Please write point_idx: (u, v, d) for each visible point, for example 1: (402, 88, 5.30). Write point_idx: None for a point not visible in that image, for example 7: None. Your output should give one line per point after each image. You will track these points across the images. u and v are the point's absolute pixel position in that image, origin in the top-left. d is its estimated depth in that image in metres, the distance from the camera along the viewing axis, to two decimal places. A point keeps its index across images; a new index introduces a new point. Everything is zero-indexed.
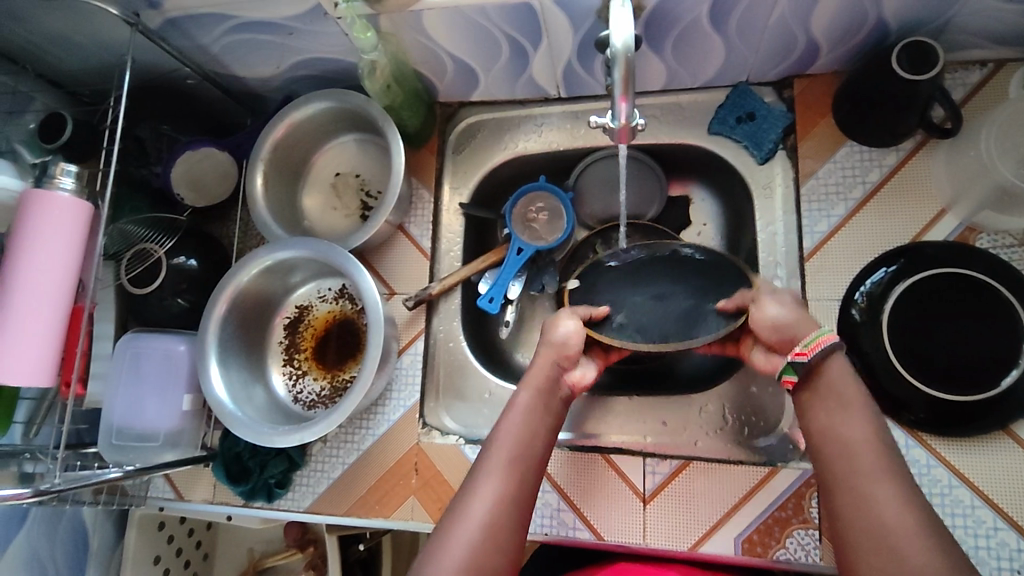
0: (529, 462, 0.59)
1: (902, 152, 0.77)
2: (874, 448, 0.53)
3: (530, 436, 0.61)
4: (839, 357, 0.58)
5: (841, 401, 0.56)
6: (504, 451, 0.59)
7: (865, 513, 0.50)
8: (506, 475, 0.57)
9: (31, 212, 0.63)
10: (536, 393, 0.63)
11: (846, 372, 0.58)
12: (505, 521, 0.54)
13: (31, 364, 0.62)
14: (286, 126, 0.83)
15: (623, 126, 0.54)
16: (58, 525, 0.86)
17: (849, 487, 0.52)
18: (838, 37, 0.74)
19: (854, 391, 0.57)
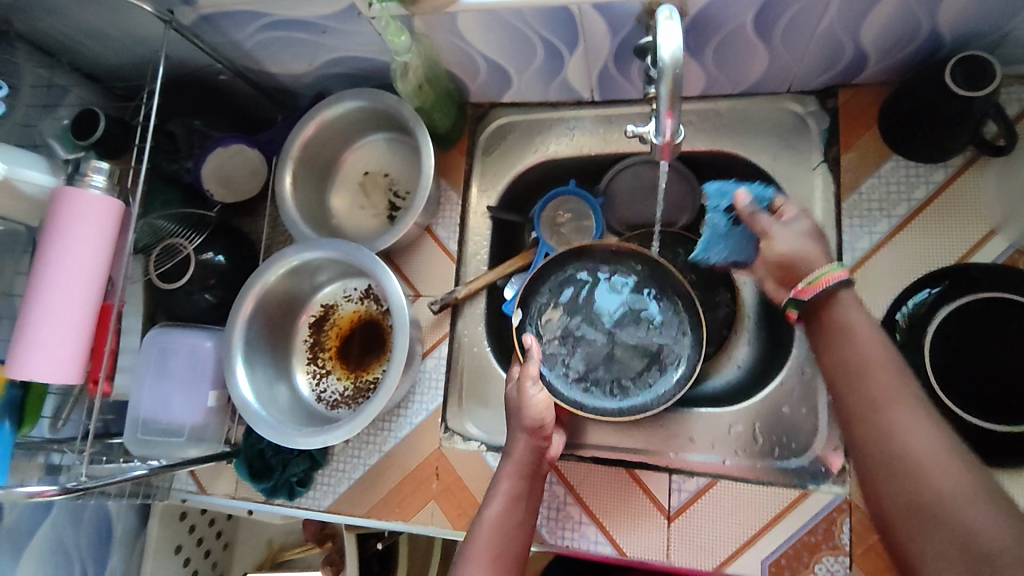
0: (510, 549, 0.63)
1: (949, 169, 0.74)
2: (892, 372, 0.52)
3: (510, 524, 0.65)
4: (846, 296, 0.58)
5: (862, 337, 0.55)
6: (488, 542, 0.62)
7: (895, 427, 0.48)
8: (491, 565, 0.60)
9: (62, 209, 0.62)
10: (508, 496, 0.67)
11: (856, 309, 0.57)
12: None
13: (61, 362, 0.62)
14: (317, 124, 0.82)
15: (666, 142, 0.51)
16: (84, 513, 0.88)
17: (866, 400, 0.51)
18: (888, 48, 0.71)
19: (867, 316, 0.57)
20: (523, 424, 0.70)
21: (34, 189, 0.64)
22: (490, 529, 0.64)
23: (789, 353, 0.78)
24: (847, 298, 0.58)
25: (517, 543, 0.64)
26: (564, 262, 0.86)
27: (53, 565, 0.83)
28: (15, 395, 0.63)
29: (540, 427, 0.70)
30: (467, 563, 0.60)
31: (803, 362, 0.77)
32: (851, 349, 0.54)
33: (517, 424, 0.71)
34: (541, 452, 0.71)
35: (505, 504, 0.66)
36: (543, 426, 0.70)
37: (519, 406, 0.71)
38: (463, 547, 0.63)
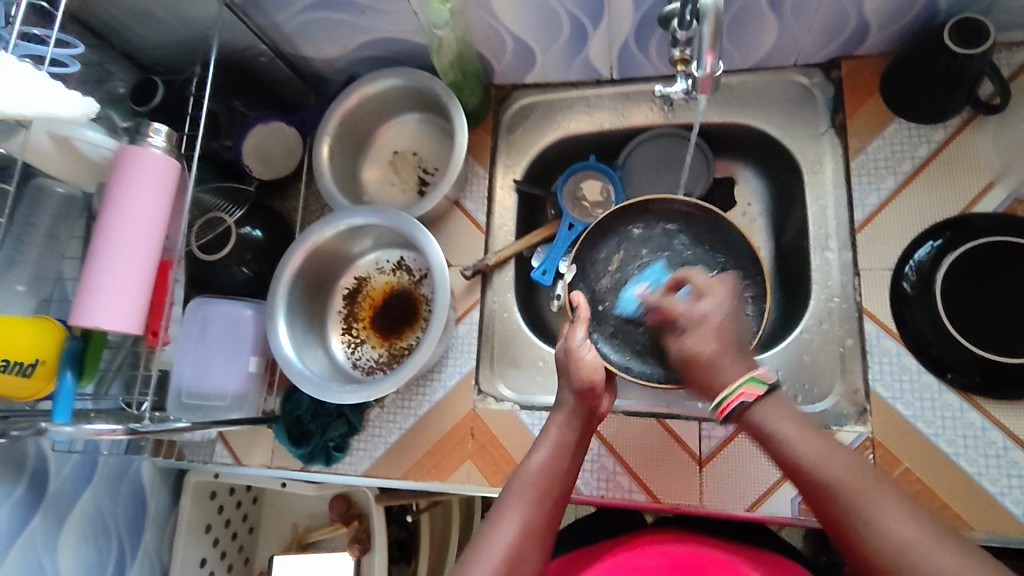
0: (552, 494, 0.64)
1: (949, 129, 0.80)
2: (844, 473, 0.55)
3: (555, 471, 0.66)
4: (762, 406, 0.62)
5: (802, 455, 0.58)
6: (530, 486, 0.64)
7: (878, 536, 0.51)
8: (534, 504, 0.62)
9: (127, 166, 0.66)
10: (553, 449, 0.67)
11: (774, 407, 0.62)
12: (528, 544, 0.59)
13: (126, 312, 0.65)
14: (354, 100, 0.88)
15: (707, 76, 0.58)
16: (121, 485, 0.88)
17: (839, 511, 0.54)
18: (888, 17, 0.77)
19: (797, 419, 0.61)
20: (572, 384, 0.70)
21: (95, 152, 0.68)
22: (530, 474, 0.65)
23: (806, 306, 0.84)
24: (765, 420, 0.61)
25: (561, 491, 0.65)
26: (630, 216, 0.87)
27: (93, 535, 0.83)
28: (75, 345, 0.67)
29: (590, 390, 0.70)
30: (510, 498, 0.63)
31: (820, 312, 0.82)
32: (805, 450, 0.58)
33: (567, 383, 0.72)
34: (590, 412, 0.71)
35: (551, 453, 0.67)
36: (593, 390, 0.70)
37: (570, 364, 0.71)
38: (507, 488, 0.65)
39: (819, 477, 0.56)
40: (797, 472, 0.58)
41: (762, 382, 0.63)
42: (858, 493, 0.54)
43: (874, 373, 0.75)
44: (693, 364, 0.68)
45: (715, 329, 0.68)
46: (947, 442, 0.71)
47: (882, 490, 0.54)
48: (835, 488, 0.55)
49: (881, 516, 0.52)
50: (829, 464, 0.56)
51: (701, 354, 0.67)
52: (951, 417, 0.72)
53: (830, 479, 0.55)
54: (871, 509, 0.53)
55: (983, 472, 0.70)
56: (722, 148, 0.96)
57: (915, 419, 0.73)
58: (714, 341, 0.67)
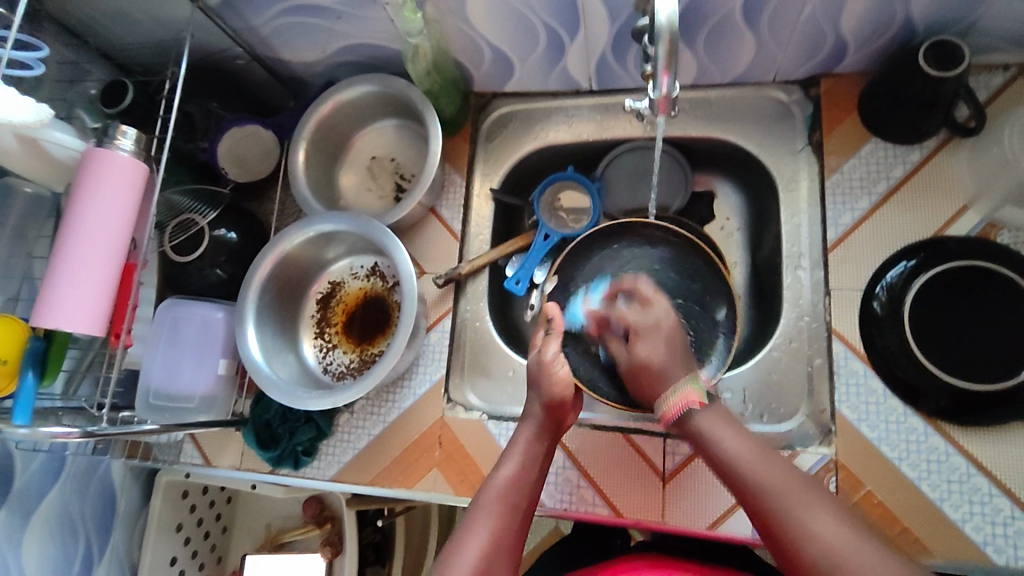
0: (518, 505, 0.64)
1: (925, 150, 0.79)
2: (773, 473, 0.58)
3: (524, 484, 0.65)
4: (696, 412, 0.65)
5: (735, 457, 0.60)
6: (498, 498, 0.63)
7: (805, 534, 0.53)
8: (501, 516, 0.62)
9: (94, 168, 0.66)
10: (521, 460, 0.67)
11: (704, 414, 0.65)
12: (498, 556, 0.59)
13: (87, 314, 0.65)
14: (331, 105, 0.88)
15: (663, 96, 0.59)
16: (90, 483, 0.88)
17: (767, 507, 0.56)
18: (865, 36, 0.77)
19: (731, 425, 0.63)
20: (542, 397, 0.71)
21: (65, 154, 0.69)
22: (499, 485, 0.65)
23: (777, 324, 0.83)
24: (704, 423, 0.64)
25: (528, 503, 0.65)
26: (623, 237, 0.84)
27: (60, 533, 0.83)
28: (38, 346, 0.66)
29: (560, 403, 0.70)
30: (479, 510, 0.62)
31: (790, 330, 0.81)
32: (736, 455, 0.60)
33: (535, 394, 0.72)
34: (558, 424, 0.72)
35: (517, 464, 0.67)
36: (563, 403, 0.70)
37: (541, 378, 0.72)
38: (475, 500, 0.64)
39: (749, 480, 0.58)
40: (728, 472, 0.60)
41: (704, 392, 0.66)
42: (786, 494, 0.56)
43: (840, 395, 0.75)
44: (643, 373, 0.70)
45: (664, 336, 0.71)
46: (910, 466, 0.71)
47: (805, 494, 0.55)
48: (763, 489, 0.57)
49: (803, 516, 0.54)
50: (759, 470, 0.58)
51: (649, 360, 0.69)
52: (915, 441, 0.71)
53: (760, 480, 0.57)
54: (797, 508, 0.54)
55: (945, 498, 0.69)
56: (701, 162, 0.95)
57: (879, 442, 0.72)
58: (663, 348, 0.70)
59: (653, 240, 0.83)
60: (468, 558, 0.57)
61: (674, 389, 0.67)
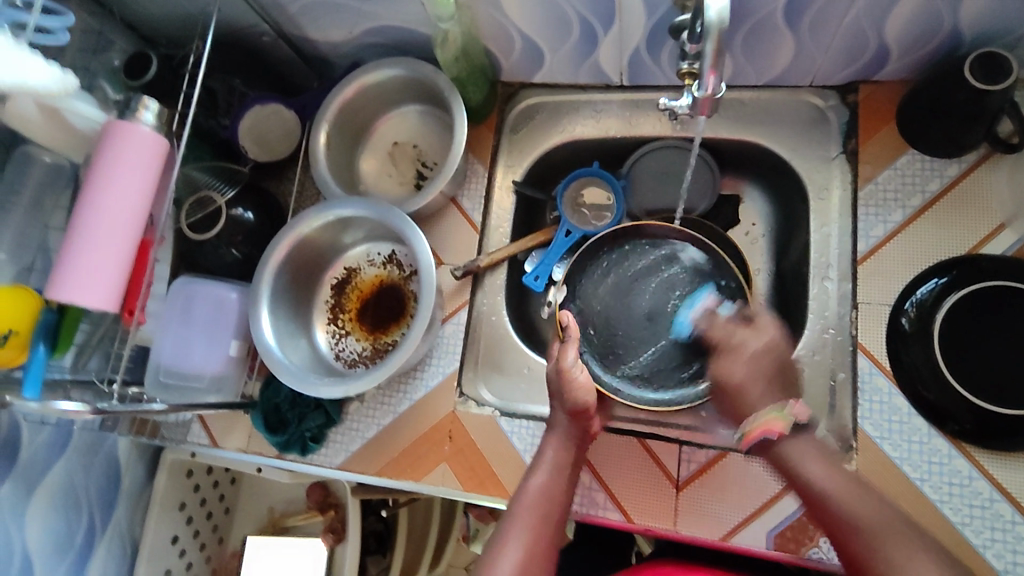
0: (552, 515, 0.64)
1: (964, 164, 0.77)
2: (877, 511, 0.58)
3: (554, 494, 0.66)
4: (788, 440, 0.65)
5: (826, 489, 0.61)
6: (532, 510, 0.64)
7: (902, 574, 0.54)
8: (534, 528, 0.62)
9: (114, 141, 0.65)
10: (552, 469, 0.68)
11: (805, 445, 0.65)
12: (533, 566, 0.60)
13: (103, 289, 0.64)
14: (355, 88, 0.86)
15: (707, 96, 0.57)
16: (96, 456, 0.88)
17: (863, 540, 0.57)
18: (911, 43, 0.74)
19: (822, 458, 0.64)
20: (566, 405, 0.70)
21: (85, 124, 0.68)
22: (531, 494, 0.65)
23: (800, 335, 0.82)
24: (793, 451, 0.65)
25: (560, 511, 0.66)
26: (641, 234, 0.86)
27: (63, 507, 0.83)
28: (50, 318, 0.66)
29: (584, 410, 0.70)
30: (512, 522, 0.63)
31: (814, 342, 0.80)
32: (836, 486, 0.61)
33: (559, 403, 0.71)
34: (585, 431, 0.71)
35: (547, 474, 0.67)
36: (587, 411, 0.70)
37: (562, 387, 0.70)
38: (508, 510, 0.65)
39: (844, 514, 0.59)
40: (820, 505, 0.61)
41: (790, 417, 0.66)
42: (878, 533, 0.56)
43: (863, 411, 0.73)
44: (727, 393, 0.71)
45: (749, 358, 0.71)
46: (932, 488, 0.69)
47: (899, 532, 0.56)
48: (865, 529, 0.57)
49: (903, 556, 0.54)
50: (860, 508, 0.59)
51: (731, 378, 0.70)
52: (938, 463, 0.70)
53: (857, 519, 0.58)
54: (897, 549, 0.55)
55: (966, 522, 0.68)
56: (729, 164, 0.93)
57: (901, 461, 0.71)
58: (747, 368, 0.70)
59: (659, 240, 0.86)
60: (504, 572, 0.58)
61: (759, 413, 0.67)
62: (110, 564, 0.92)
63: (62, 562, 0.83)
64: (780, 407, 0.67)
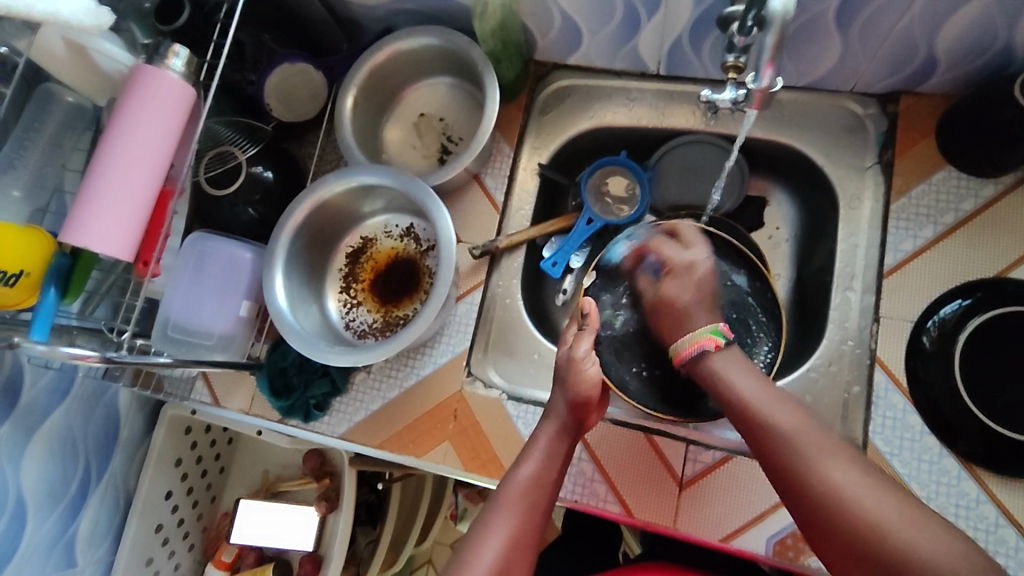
0: (540, 506, 0.63)
1: (999, 186, 0.76)
2: (794, 418, 0.58)
3: (546, 481, 0.65)
4: (717, 355, 0.66)
5: (750, 395, 0.61)
6: (520, 498, 0.63)
7: (823, 481, 0.54)
8: (521, 516, 0.62)
9: (141, 86, 0.63)
10: (542, 459, 0.66)
11: (727, 358, 0.65)
12: (516, 556, 0.59)
13: (120, 235, 0.62)
14: (387, 53, 0.84)
15: (762, 88, 0.55)
16: (96, 405, 0.87)
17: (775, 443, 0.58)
18: (960, 57, 0.73)
19: (748, 368, 0.64)
20: (567, 395, 0.69)
21: (112, 66, 0.66)
22: (517, 483, 0.64)
23: (818, 344, 0.81)
24: (719, 365, 0.65)
25: (548, 501, 0.65)
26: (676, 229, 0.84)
27: (60, 453, 0.82)
28: (62, 263, 0.64)
29: (585, 403, 0.69)
30: (499, 510, 0.62)
31: (831, 353, 0.79)
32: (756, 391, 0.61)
33: (560, 391, 0.70)
34: (581, 423, 0.70)
35: (541, 462, 0.66)
36: (588, 404, 0.69)
37: (569, 374, 0.70)
38: (494, 495, 0.64)
39: (762, 417, 0.59)
40: (747, 414, 0.61)
41: (723, 334, 0.67)
42: (800, 436, 0.57)
43: (875, 425, 0.72)
44: (667, 307, 0.74)
45: (696, 279, 0.74)
46: (938, 508, 0.69)
47: (823, 439, 0.56)
48: (779, 429, 0.58)
49: (824, 458, 0.55)
50: (782, 413, 0.59)
51: (676, 299, 0.73)
52: (947, 484, 0.69)
53: (780, 423, 0.58)
54: (814, 448, 0.55)
55: None
56: (759, 166, 0.92)
57: (909, 479, 0.70)
58: (691, 290, 0.73)
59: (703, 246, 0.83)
60: (487, 560, 0.58)
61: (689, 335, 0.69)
62: (102, 515, 0.91)
63: (54, 510, 0.82)
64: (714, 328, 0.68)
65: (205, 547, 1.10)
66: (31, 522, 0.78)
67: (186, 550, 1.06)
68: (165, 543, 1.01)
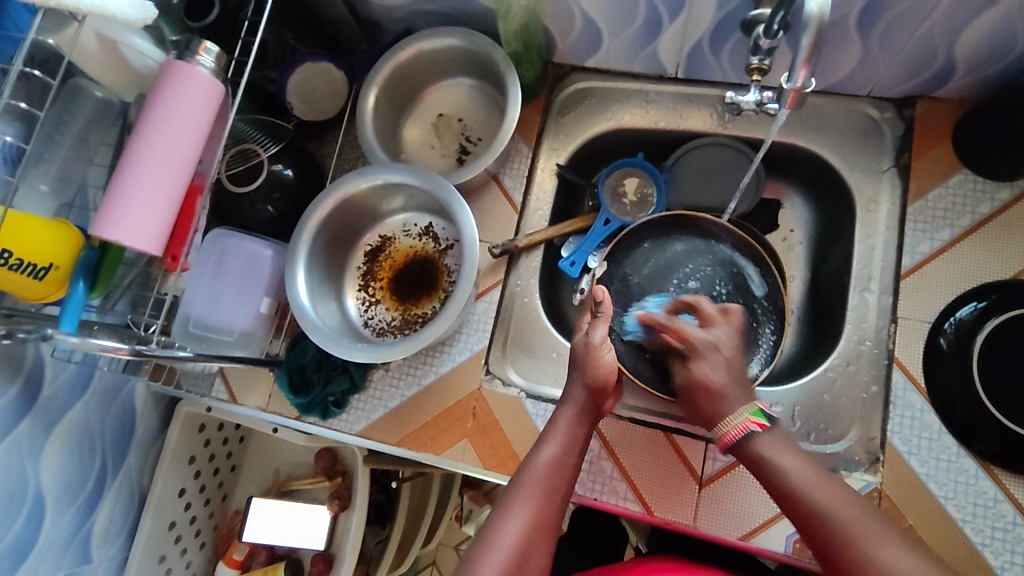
0: (558, 490, 0.63)
1: (1015, 189, 0.77)
2: (852, 510, 0.55)
3: (565, 467, 0.65)
4: (761, 436, 0.61)
5: (799, 483, 0.57)
6: (540, 481, 0.62)
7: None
8: (541, 499, 0.61)
9: (172, 82, 0.64)
10: (561, 443, 0.66)
11: (771, 439, 0.61)
12: (536, 539, 0.59)
13: (148, 230, 0.62)
14: (409, 53, 0.85)
15: (796, 89, 0.55)
16: (114, 401, 0.87)
17: (838, 538, 0.54)
18: (979, 62, 0.74)
19: (794, 450, 0.60)
20: (585, 379, 0.69)
21: (141, 62, 0.67)
22: (536, 466, 0.64)
23: (835, 344, 0.81)
24: (768, 448, 0.61)
25: (566, 486, 0.65)
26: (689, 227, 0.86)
27: (78, 448, 0.81)
28: (91, 257, 0.65)
29: (604, 388, 0.69)
30: (518, 493, 0.61)
31: (849, 353, 0.80)
32: (807, 478, 0.57)
33: (580, 376, 0.70)
34: (597, 409, 0.70)
35: (560, 447, 0.66)
36: (606, 388, 0.69)
37: (586, 362, 0.70)
38: (513, 479, 0.63)
39: (819, 509, 0.55)
40: (800, 505, 0.57)
41: (764, 414, 0.63)
42: (865, 536, 0.53)
43: (893, 425, 0.73)
44: (700, 390, 0.66)
45: (726, 359, 0.67)
46: (956, 506, 0.70)
47: (883, 533, 0.53)
48: (839, 523, 0.54)
49: (894, 561, 0.51)
50: (837, 502, 0.55)
51: (710, 382, 0.66)
52: (964, 483, 0.70)
53: (843, 519, 0.54)
54: (877, 544, 0.52)
55: (987, 544, 0.68)
56: (774, 168, 0.93)
57: (927, 478, 0.71)
58: (724, 369, 0.66)
59: (710, 237, 0.86)
60: (506, 541, 0.57)
61: (733, 412, 0.63)
62: (116, 511, 0.91)
63: (71, 505, 0.82)
64: (756, 408, 0.63)
65: (215, 545, 1.09)
66: (49, 517, 0.78)
67: (197, 548, 1.06)
68: (178, 540, 1.01)
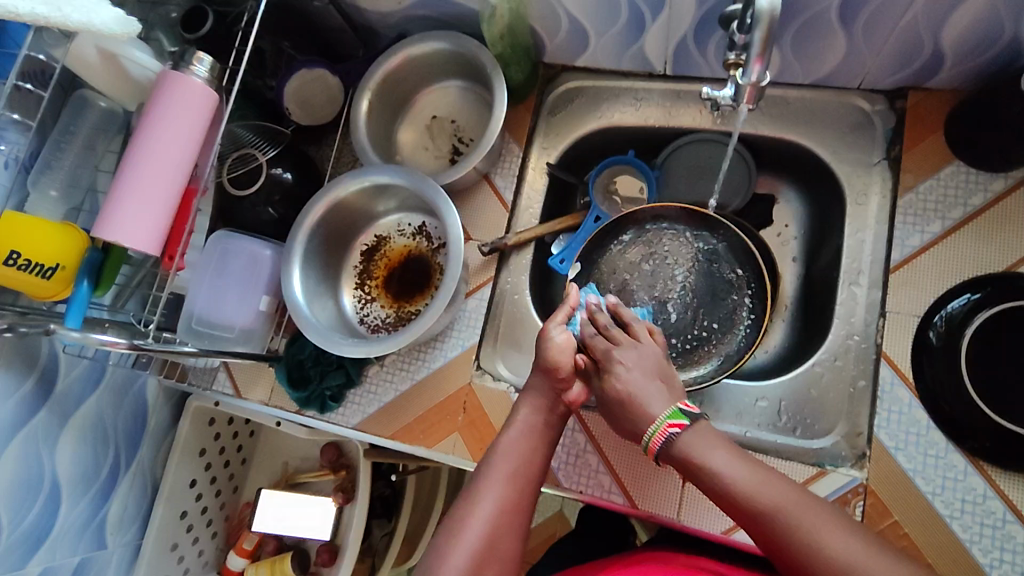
0: (528, 473, 0.63)
1: (1010, 180, 0.75)
2: (783, 495, 0.52)
3: (530, 446, 0.65)
4: (683, 435, 0.57)
5: (731, 475, 0.54)
6: (508, 463, 0.63)
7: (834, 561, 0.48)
8: (509, 482, 0.62)
9: (167, 91, 0.67)
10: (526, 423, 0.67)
11: (693, 433, 0.57)
12: (506, 521, 0.59)
13: (147, 233, 0.66)
14: (400, 59, 0.87)
15: (752, 83, 0.59)
16: (126, 395, 0.91)
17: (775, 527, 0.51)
18: (967, 51, 0.72)
19: (721, 440, 0.57)
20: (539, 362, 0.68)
21: (141, 73, 0.71)
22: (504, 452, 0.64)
23: (824, 339, 0.81)
24: (693, 442, 0.57)
25: (534, 466, 0.65)
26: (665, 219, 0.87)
27: (92, 439, 0.86)
28: (95, 257, 0.68)
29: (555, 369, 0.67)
30: (487, 477, 0.62)
31: (837, 348, 0.79)
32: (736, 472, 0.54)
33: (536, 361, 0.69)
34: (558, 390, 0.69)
35: (526, 428, 0.67)
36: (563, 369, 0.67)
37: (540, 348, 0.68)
38: (482, 463, 0.64)
39: (753, 499, 0.53)
40: (735, 498, 0.54)
41: (685, 413, 0.59)
42: (798, 517, 0.51)
43: (880, 420, 0.72)
44: (617, 404, 0.63)
45: (642, 366, 0.64)
46: (943, 503, 0.68)
47: (817, 514, 0.51)
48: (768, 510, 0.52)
49: (822, 536, 0.49)
50: (761, 486, 0.53)
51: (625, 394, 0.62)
52: (953, 479, 0.69)
53: (768, 504, 0.52)
54: (816, 530, 0.50)
55: (975, 541, 0.67)
56: (767, 163, 0.93)
57: (914, 474, 0.70)
58: (640, 370, 0.63)
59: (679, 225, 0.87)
60: (476, 525, 0.58)
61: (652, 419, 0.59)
62: (130, 500, 0.95)
63: (87, 492, 0.87)
64: (676, 409, 0.60)
65: (227, 534, 1.15)
66: (65, 505, 0.83)
67: (209, 537, 1.10)
68: (190, 529, 1.05)
